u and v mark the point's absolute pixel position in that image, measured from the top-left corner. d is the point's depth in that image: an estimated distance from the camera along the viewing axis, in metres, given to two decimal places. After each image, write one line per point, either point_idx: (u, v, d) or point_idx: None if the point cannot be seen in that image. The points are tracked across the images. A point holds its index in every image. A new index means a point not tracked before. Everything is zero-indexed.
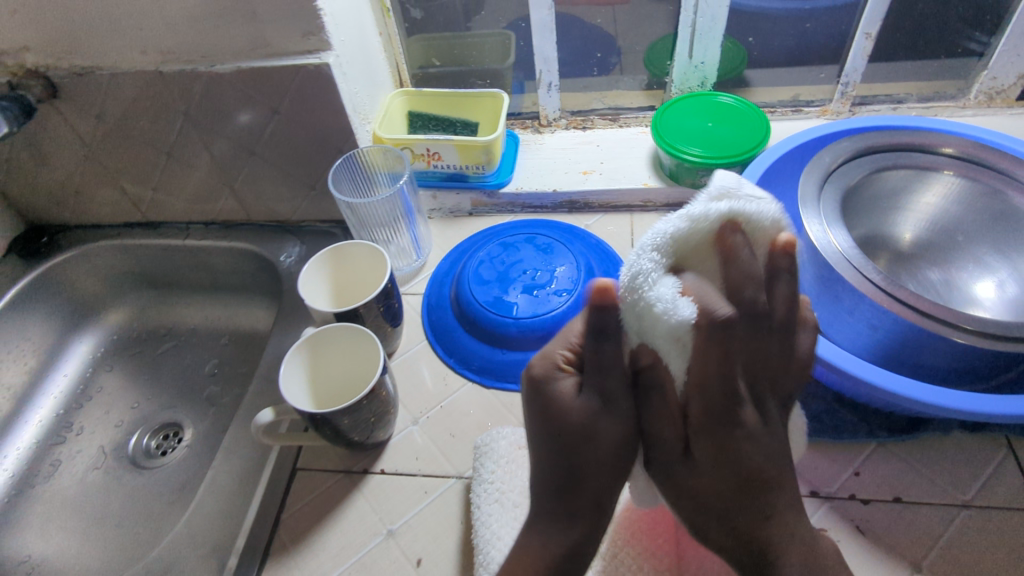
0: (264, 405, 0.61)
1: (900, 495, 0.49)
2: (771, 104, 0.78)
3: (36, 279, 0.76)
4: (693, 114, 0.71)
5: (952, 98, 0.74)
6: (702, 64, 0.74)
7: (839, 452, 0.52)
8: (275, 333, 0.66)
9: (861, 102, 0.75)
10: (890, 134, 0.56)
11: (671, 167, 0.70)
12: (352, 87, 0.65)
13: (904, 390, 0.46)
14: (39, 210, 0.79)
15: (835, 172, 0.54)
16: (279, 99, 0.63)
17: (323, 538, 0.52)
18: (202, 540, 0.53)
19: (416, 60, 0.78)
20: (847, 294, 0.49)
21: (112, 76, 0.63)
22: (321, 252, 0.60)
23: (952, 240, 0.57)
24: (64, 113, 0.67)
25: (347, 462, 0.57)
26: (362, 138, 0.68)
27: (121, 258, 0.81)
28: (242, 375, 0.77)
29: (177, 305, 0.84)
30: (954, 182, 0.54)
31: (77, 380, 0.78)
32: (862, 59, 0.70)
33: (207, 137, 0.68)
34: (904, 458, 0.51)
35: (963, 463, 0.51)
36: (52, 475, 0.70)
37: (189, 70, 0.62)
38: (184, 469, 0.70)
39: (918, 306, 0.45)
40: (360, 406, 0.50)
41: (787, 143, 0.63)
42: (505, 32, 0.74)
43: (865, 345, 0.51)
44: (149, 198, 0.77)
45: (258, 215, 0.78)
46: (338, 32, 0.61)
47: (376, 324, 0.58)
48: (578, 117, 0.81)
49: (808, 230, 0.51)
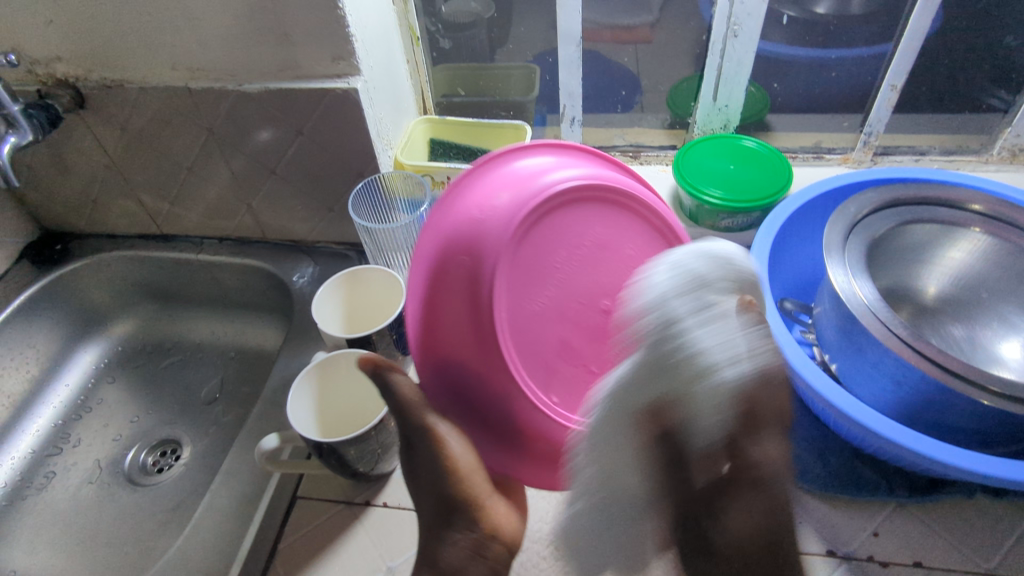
0: (267, 429, 0.59)
1: (921, 559, 0.48)
2: (793, 150, 0.77)
3: (46, 286, 0.75)
4: (714, 155, 0.71)
5: (975, 153, 0.73)
6: (725, 108, 0.74)
7: (856, 511, 0.51)
8: (284, 354, 0.65)
9: (884, 153, 0.75)
10: (915, 187, 0.55)
11: (691, 208, 0.70)
12: (378, 113, 0.65)
13: (930, 451, 0.45)
14: (56, 217, 0.79)
15: (859, 223, 0.53)
16: (304, 121, 0.64)
17: (319, 571, 0.50)
18: (195, 566, 0.51)
19: (440, 89, 0.78)
20: (872, 347, 0.48)
21: (140, 89, 0.63)
22: (337, 276, 0.59)
23: (976, 296, 0.57)
24: (89, 124, 0.67)
25: (349, 492, 0.55)
26: (384, 163, 0.69)
27: (133, 269, 0.81)
28: (246, 394, 0.76)
29: (184, 319, 0.83)
30: (982, 239, 0.53)
31: (79, 391, 0.77)
32: (886, 109, 0.70)
33: (230, 154, 0.68)
34: (924, 520, 0.50)
35: (986, 529, 0.49)
36: (45, 487, 0.68)
37: (217, 88, 0.62)
38: (180, 488, 0.68)
39: (946, 364, 0.44)
40: (367, 436, 0.49)
41: (809, 191, 0.63)
42: (529, 65, 0.75)
43: (888, 401, 0.50)
44: (165, 211, 0.77)
45: (273, 234, 0.78)
46: (368, 58, 0.61)
47: (387, 351, 0.57)
48: (599, 153, 0.81)
49: (832, 280, 0.49)
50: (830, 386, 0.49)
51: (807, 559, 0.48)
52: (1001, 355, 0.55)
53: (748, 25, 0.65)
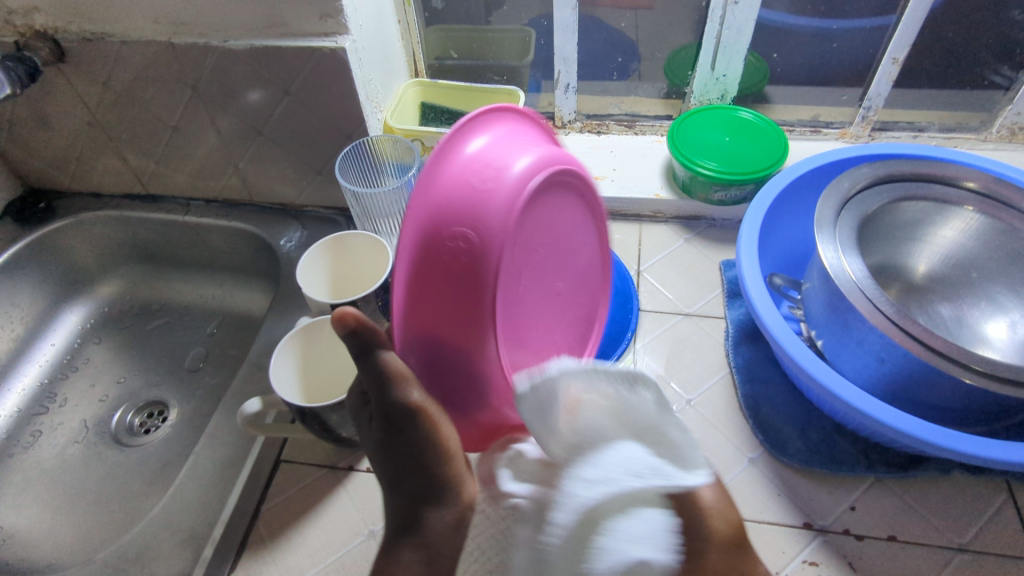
0: (252, 393, 0.59)
1: (896, 533, 0.48)
2: (790, 123, 0.76)
3: (30, 245, 0.74)
4: (710, 126, 0.70)
5: (975, 131, 0.72)
6: (725, 77, 0.72)
7: (835, 485, 0.51)
8: (270, 318, 0.65)
9: (882, 128, 0.73)
10: (911, 163, 0.54)
11: (685, 179, 0.69)
12: (366, 74, 0.63)
13: (910, 429, 0.45)
14: (40, 174, 0.77)
15: (852, 198, 0.52)
16: (291, 80, 0.62)
17: (302, 533, 0.51)
18: (179, 526, 0.51)
19: (433, 51, 0.76)
20: (858, 324, 0.47)
21: (122, 44, 0.61)
22: (322, 240, 0.58)
23: (966, 275, 0.57)
24: (70, 78, 0.65)
25: (333, 457, 0.56)
26: (373, 126, 0.67)
27: (118, 229, 0.79)
28: (232, 357, 0.75)
29: (172, 280, 0.82)
30: (975, 218, 0.53)
31: (65, 351, 0.76)
32: (886, 84, 0.68)
33: (215, 114, 0.67)
34: (901, 496, 0.50)
35: (962, 506, 0.50)
36: (31, 445, 0.68)
37: (201, 44, 0.60)
38: (167, 449, 0.68)
39: (931, 343, 0.43)
40: (350, 402, 0.49)
41: (803, 166, 0.62)
42: (524, 29, 0.73)
43: (872, 377, 0.50)
44: (150, 170, 0.75)
45: (261, 196, 0.76)
46: (356, 17, 0.59)
47: (373, 318, 0.57)
48: (594, 121, 0.80)
49: (821, 256, 0.49)
50: (814, 360, 0.49)
51: (782, 530, 0.49)
52: (986, 334, 0.55)
53: None
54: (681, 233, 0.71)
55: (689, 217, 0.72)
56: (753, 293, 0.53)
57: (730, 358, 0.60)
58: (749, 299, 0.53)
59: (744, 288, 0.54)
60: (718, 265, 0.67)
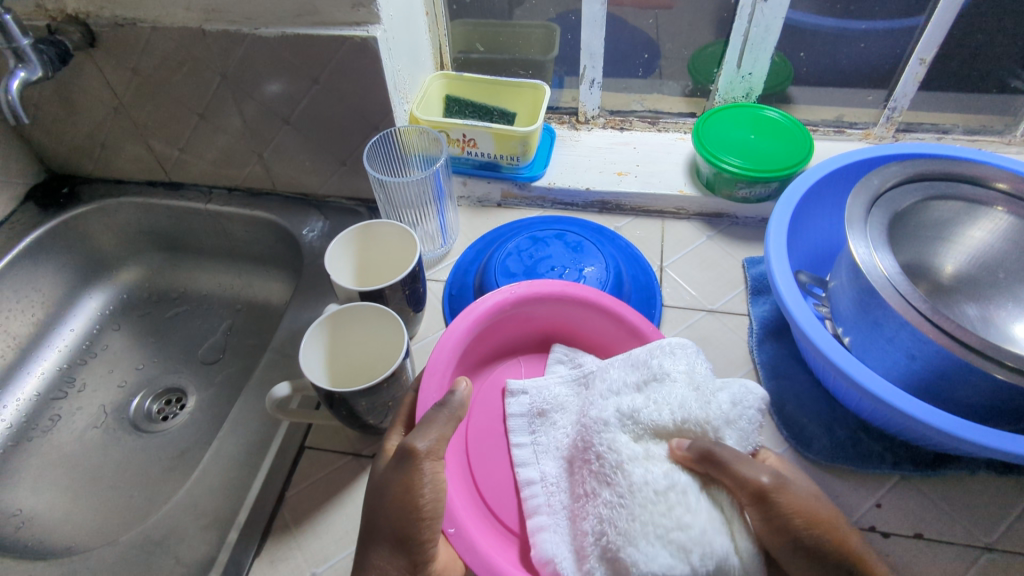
0: (276, 380, 0.60)
1: (922, 531, 0.48)
2: (814, 123, 0.77)
3: (52, 230, 0.74)
4: (735, 124, 0.70)
5: (998, 133, 0.72)
6: (750, 75, 0.73)
7: (860, 482, 0.51)
8: (292, 306, 0.65)
9: (906, 129, 0.74)
10: (940, 163, 0.55)
11: (709, 176, 0.69)
12: (395, 64, 0.64)
13: (942, 425, 0.44)
14: (63, 160, 0.78)
15: (883, 195, 0.52)
16: (320, 69, 0.62)
17: (327, 519, 0.51)
18: (203, 510, 0.51)
19: (458, 45, 0.77)
20: (889, 320, 0.47)
21: (152, 29, 0.62)
22: (350, 229, 0.58)
23: (993, 276, 0.57)
24: (99, 63, 0.66)
25: (357, 445, 0.55)
26: (400, 117, 0.67)
27: (139, 216, 0.80)
28: (251, 346, 0.76)
29: (191, 269, 0.82)
30: (1005, 219, 0.53)
31: (84, 337, 0.76)
32: (913, 85, 0.69)
33: (241, 102, 0.67)
34: (927, 494, 0.50)
35: (990, 505, 0.50)
36: (50, 429, 0.68)
37: (232, 31, 0.60)
38: (187, 435, 0.69)
39: (964, 339, 0.43)
40: (379, 389, 0.49)
41: (831, 164, 0.62)
42: (550, 24, 0.73)
43: (902, 374, 0.49)
44: (174, 157, 0.75)
45: (284, 186, 0.77)
46: (388, 7, 0.59)
47: (399, 307, 0.57)
48: (617, 117, 0.80)
49: (852, 251, 0.49)
50: (843, 354, 0.49)
51: None
52: (1014, 334, 0.55)
53: None
54: (703, 230, 0.71)
55: (712, 214, 0.72)
56: (782, 288, 0.53)
57: (754, 354, 0.60)
58: (777, 294, 0.53)
59: (773, 283, 0.54)
60: (741, 262, 0.67)
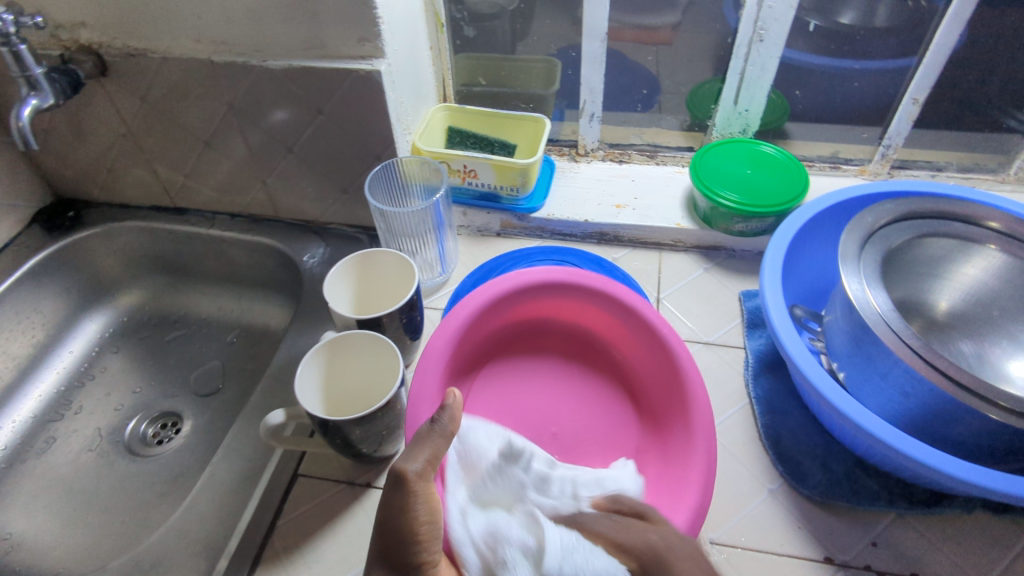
0: (272, 406, 0.60)
1: (917, 571, 0.48)
2: (810, 158, 0.78)
3: (56, 252, 0.75)
4: (731, 159, 0.72)
5: (991, 172, 0.74)
6: (746, 111, 0.74)
7: (857, 520, 0.51)
8: (291, 332, 0.66)
9: (901, 166, 0.75)
10: (933, 201, 0.55)
11: (706, 210, 0.70)
12: (399, 96, 0.65)
13: (938, 464, 0.44)
14: (71, 183, 0.79)
15: (876, 233, 0.53)
16: (325, 100, 0.64)
17: (318, 549, 0.51)
18: (194, 537, 0.51)
19: (461, 78, 0.79)
20: (883, 356, 0.47)
21: (163, 59, 0.63)
22: (350, 257, 0.59)
23: (987, 313, 0.57)
24: (109, 90, 0.67)
25: (350, 473, 0.55)
26: (402, 147, 0.68)
27: (143, 239, 0.80)
28: (248, 372, 0.76)
29: (191, 292, 0.83)
30: (997, 256, 0.54)
31: (82, 359, 0.77)
32: (906, 123, 0.71)
33: (246, 130, 0.68)
34: (922, 532, 0.50)
35: (987, 545, 0.49)
36: (45, 451, 0.68)
37: (240, 62, 0.62)
38: (180, 460, 0.68)
39: (959, 378, 0.43)
40: (373, 418, 0.49)
41: (825, 199, 0.63)
42: (551, 59, 0.74)
43: (897, 411, 0.49)
44: (179, 183, 0.77)
45: (287, 212, 0.78)
46: (392, 41, 0.61)
47: (396, 335, 0.57)
48: (616, 150, 0.82)
49: (846, 287, 0.49)
50: (837, 391, 0.49)
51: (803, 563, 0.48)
52: (1009, 371, 0.54)
53: (774, 30, 0.65)
54: (700, 263, 0.72)
55: (709, 247, 0.73)
56: (777, 322, 0.53)
57: (750, 388, 0.60)
58: (772, 328, 0.53)
59: (768, 317, 0.54)
60: (737, 295, 0.68)
